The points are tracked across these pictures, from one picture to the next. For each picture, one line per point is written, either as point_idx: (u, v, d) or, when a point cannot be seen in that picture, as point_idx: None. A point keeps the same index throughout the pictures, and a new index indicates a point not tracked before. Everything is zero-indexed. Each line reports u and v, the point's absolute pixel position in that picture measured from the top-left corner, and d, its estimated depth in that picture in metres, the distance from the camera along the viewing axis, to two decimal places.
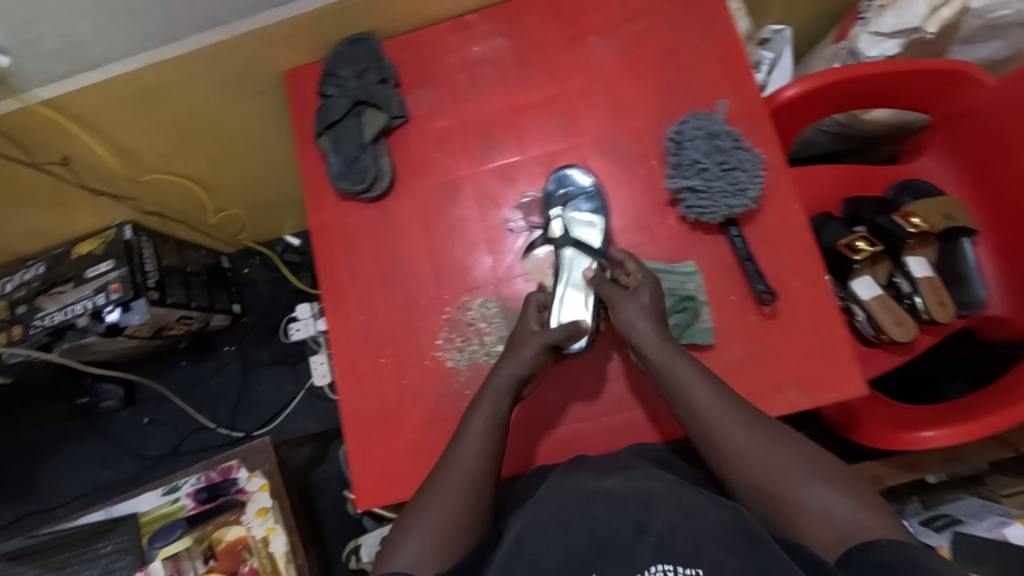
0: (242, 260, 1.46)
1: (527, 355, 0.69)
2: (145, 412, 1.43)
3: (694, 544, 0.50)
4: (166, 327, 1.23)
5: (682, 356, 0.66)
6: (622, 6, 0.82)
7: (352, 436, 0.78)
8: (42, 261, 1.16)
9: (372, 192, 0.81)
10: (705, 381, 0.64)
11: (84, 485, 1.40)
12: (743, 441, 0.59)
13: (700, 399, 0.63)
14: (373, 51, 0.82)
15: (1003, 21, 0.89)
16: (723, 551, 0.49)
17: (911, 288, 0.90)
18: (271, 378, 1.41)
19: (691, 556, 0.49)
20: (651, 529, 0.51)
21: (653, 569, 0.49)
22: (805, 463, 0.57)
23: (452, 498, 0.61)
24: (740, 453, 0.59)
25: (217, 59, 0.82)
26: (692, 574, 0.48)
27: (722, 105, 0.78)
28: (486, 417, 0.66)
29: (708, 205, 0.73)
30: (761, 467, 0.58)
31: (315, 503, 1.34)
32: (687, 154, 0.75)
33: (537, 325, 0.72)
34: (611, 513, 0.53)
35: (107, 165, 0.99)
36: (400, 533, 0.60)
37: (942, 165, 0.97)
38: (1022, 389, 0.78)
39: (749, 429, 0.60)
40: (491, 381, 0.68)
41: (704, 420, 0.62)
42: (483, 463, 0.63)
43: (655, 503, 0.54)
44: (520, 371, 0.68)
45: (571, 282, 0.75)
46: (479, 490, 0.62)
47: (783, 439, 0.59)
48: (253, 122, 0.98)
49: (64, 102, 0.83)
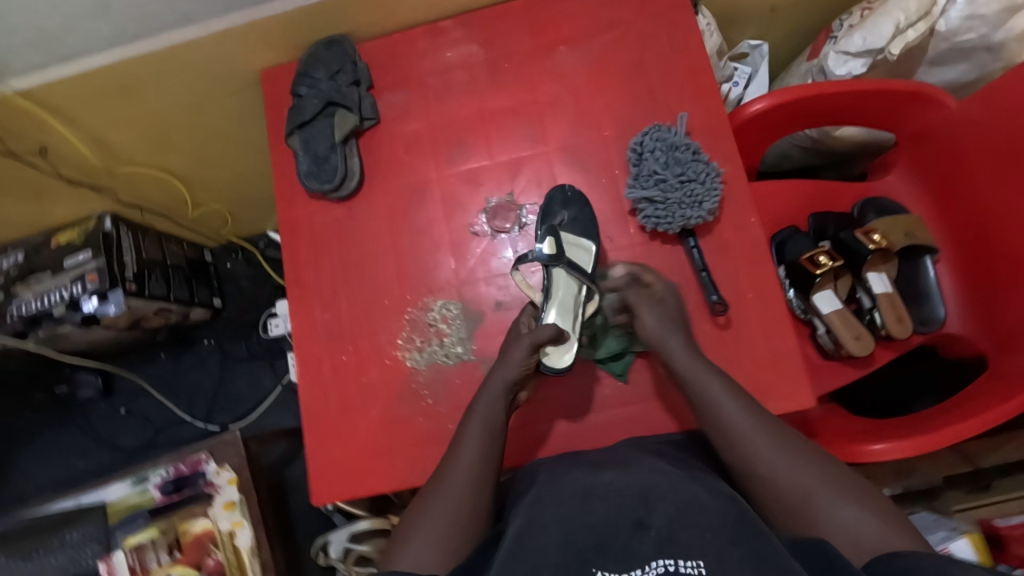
0: (224, 255, 1.46)
1: (517, 358, 0.70)
2: (122, 403, 1.43)
3: (690, 536, 0.52)
4: (143, 319, 1.23)
5: (709, 369, 0.68)
6: (594, 18, 0.84)
7: (313, 432, 0.79)
8: (21, 250, 1.17)
9: (341, 192, 0.82)
10: (734, 395, 0.66)
11: (58, 474, 1.41)
12: (770, 453, 0.61)
13: (731, 413, 0.65)
14: (348, 54, 0.83)
15: (969, 45, 0.90)
16: (722, 543, 0.51)
17: (871, 304, 0.92)
18: (249, 373, 1.42)
19: (688, 548, 0.51)
20: (650, 525, 0.54)
21: (654, 564, 0.51)
22: (830, 478, 0.59)
23: (456, 500, 0.63)
24: (768, 467, 0.61)
25: (194, 56, 0.83)
26: (693, 567, 0.50)
27: (682, 118, 0.79)
28: (481, 420, 0.68)
29: (659, 215, 0.76)
30: (784, 479, 0.59)
31: (288, 499, 1.34)
32: (646, 165, 0.77)
33: (526, 329, 0.74)
34: (610, 509, 0.56)
35: (84, 157, 1.00)
36: (411, 531, 0.62)
37: (907, 183, 0.98)
38: (970, 408, 0.79)
39: (775, 443, 0.62)
40: (485, 388, 0.71)
41: (731, 433, 0.64)
42: (478, 459, 0.65)
43: (654, 498, 0.56)
44: (509, 377, 0.70)
45: (557, 304, 0.76)
46: (480, 488, 0.64)
47: (807, 453, 0.61)
48: (232, 118, 0.99)
49: (42, 93, 0.84)
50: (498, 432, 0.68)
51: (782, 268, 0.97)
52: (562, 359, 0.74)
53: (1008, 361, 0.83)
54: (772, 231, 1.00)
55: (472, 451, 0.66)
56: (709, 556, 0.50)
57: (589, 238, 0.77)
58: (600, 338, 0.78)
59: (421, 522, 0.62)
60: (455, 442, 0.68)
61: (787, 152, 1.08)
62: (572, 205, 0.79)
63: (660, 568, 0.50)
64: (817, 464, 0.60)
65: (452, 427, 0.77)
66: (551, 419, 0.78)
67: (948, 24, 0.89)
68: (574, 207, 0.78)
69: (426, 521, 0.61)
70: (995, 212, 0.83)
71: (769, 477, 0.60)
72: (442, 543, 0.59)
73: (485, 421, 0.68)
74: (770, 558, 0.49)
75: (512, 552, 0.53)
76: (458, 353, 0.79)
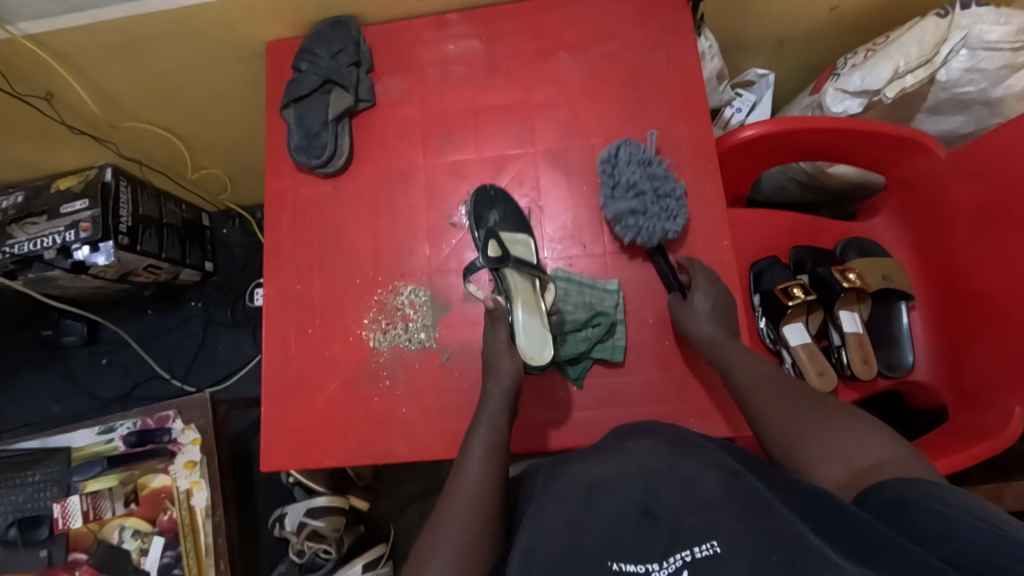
0: (221, 220, 1.48)
1: (506, 366, 0.71)
2: (104, 354, 1.45)
3: (699, 519, 0.48)
4: (132, 273, 1.25)
5: (731, 339, 0.71)
6: (596, 27, 0.85)
7: (271, 399, 0.81)
8: (22, 192, 1.19)
9: (327, 168, 0.84)
10: (745, 359, 0.69)
11: (33, 415, 1.42)
12: (782, 412, 0.63)
13: (748, 379, 0.67)
14: (352, 35, 0.85)
15: (967, 97, 0.91)
16: (729, 516, 0.48)
17: (840, 342, 0.93)
18: (230, 338, 1.44)
19: (699, 533, 0.47)
20: (659, 512, 0.50)
21: (671, 557, 0.47)
22: (831, 419, 0.60)
23: (466, 512, 0.58)
24: (779, 419, 0.63)
25: (203, 19, 0.85)
26: (709, 549, 0.46)
27: (652, 136, 0.81)
28: (487, 434, 0.66)
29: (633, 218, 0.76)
30: (795, 429, 0.61)
31: (251, 468, 1.35)
32: (623, 178, 0.77)
33: (504, 335, 0.74)
34: (614, 503, 0.52)
35: (89, 107, 1.02)
36: (431, 535, 0.57)
37: (891, 227, 0.99)
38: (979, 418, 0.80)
39: (785, 402, 0.64)
40: (485, 406, 0.69)
41: (748, 396, 0.66)
42: (488, 463, 0.63)
43: (655, 484, 0.52)
44: (507, 388, 0.70)
45: (521, 304, 0.77)
46: (492, 481, 0.62)
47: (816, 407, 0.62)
48: (237, 85, 1.01)
49: (51, 39, 0.85)
50: (506, 436, 0.67)
51: (757, 296, 0.97)
52: (544, 354, 0.75)
53: (969, 417, 0.82)
54: (752, 259, 1.01)
55: (479, 444, 0.65)
56: (722, 536, 0.47)
57: (523, 232, 0.80)
58: (564, 338, 0.78)
59: (436, 523, 0.58)
60: (462, 457, 0.65)
61: (782, 183, 1.09)
62: (497, 204, 0.81)
63: (680, 561, 0.46)
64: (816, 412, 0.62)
65: (405, 410, 0.78)
66: None
67: (949, 74, 0.88)
68: (501, 205, 0.81)
69: (440, 523, 0.58)
70: (972, 265, 0.83)
71: (781, 428, 0.62)
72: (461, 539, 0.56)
73: (488, 432, 0.66)
74: (790, 534, 0.45)
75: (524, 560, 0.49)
76: (421, 339, 0.80)
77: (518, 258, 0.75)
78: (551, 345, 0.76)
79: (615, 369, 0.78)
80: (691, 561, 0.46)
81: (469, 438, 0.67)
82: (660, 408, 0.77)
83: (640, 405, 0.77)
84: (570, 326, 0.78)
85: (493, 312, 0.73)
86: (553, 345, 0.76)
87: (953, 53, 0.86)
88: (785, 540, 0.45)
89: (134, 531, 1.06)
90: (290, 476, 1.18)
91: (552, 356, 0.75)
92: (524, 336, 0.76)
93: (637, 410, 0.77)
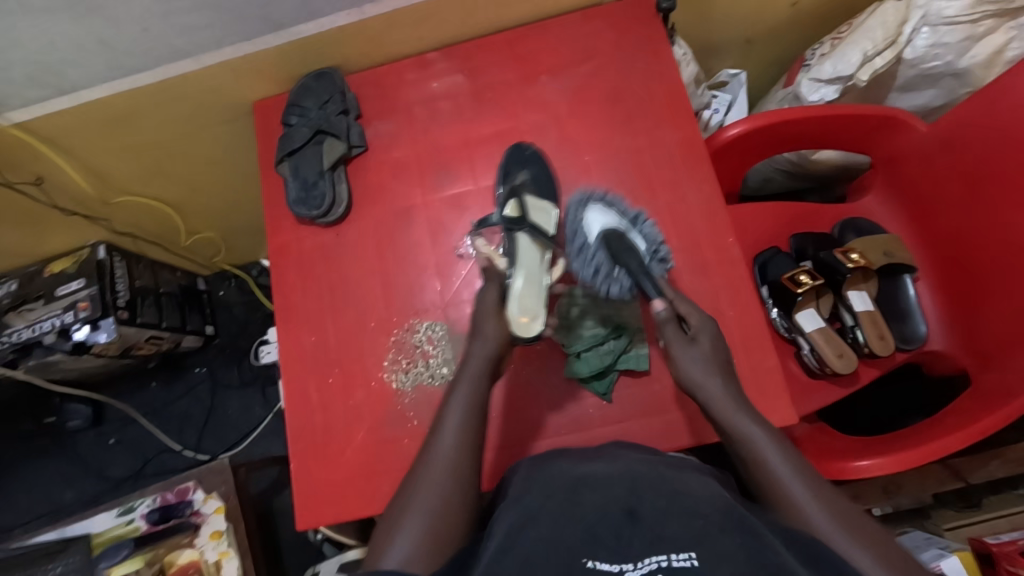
0: (217, 283, 1.48)
1: (493, 332, 0.69)
2: (112, 433, 1.42)
3: (684, 529, 0.47)
4: (135, 347, 1.23)
5: (752, 418, 0.61)
6: (574, 48, 0.87)
7: (298, 456, 0.79)
8: (14, 279, 1.18)
9: (328, 217, 0.85)
10: (774, 443, 0.59)
11: (44, 506, 1.38)
12: (825, 525, 0.52)
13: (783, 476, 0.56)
14: (337, 85, 0.86)
15: (935, 71, 0.94)
16: (712, 527, 0.47)
17: (853, 322, 0.94)
18: (238, 401, 1.41)
19: (680, 540, 0.46)
20: (642, 514, 0.49)
21: (646, 561, 0.45)
22: (882, 552, 0.50)
23: (436, 487, 0.58)
24: (820, 534, 0.52)
25: (188, 86, 0.86)
26: (686, 559, 0.44)
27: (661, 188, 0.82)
28: (461, 410, 0.63)
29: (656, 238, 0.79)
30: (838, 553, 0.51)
31: (276, 530, 1.31)
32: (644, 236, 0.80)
33: (496, 296, 0.72)
34: (597, 502, 0.50)
35: (80, 187, 1.02)
36: (401, 516, 0.56)
37: (883, 204, 1.01)
38: (964, 414, 0.79)
39: (826, 507, 0.54)
40: (466, 370, 0.67)
41: (782, 493, 0.56)
42: (463, 443, 0.61)
43: (643, 490, 0.52)
44: (490, 353, 0.68)
45: (523, 269, 0.75)
46: (464, 458, 0.60)
47: (865, 527, 0.52)
48: (222, 147, 1.02)
49: (38, 125, 0.86)
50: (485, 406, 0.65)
51: (764, 287, 0.99)
52: (530, 326, 0.72)
53: (990, 376, 0.81)
54: (754, 253, 1.03)
55: (454, 417, 0.63)
56: (702, 547, 0.45)
57: (547, 200, 0.80)
58: (583, 356, 0.78)
59: (408, 503, 0.57)
60: (436, 431, 0.63)
61: (768, 175, 1.12)
62: (529, 163, 0.83)
63: (655, 565, 0.44)
64: (864, 539, 0.51)
65: None
66: (534, 437, 0.78)
67: (915, 52, 0.92)
68: (532, 166, 0.82)
69: (412, 501, 0.57)
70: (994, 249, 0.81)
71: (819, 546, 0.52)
72: (431, 525, 0.55)
73: (464, 404, 0.64)
74: (772, 558, 0.43)
75: (500, 546, 0.48)
76: (443, 374, 0.79)
77: (534, 224, 0.77)
78: (541, 319, 0.73)
79: (642, 378, 0.78)
80: (667, 568, 0.44)
81: (448, 407, 0.65)
82: (692, 411, 0.76)
83: (672, 411, 0.77)
84: (590, 342, 0.78)
85: (487, 271, 0.74)
86: (543, 320, 0.72)
87: (915, 31, 0.90)
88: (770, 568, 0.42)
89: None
90: (317, 533, 1.15)
91: (538, 332, 0.72)
92: (517, 301, 0.72)
93: (668, 417, 0.76)
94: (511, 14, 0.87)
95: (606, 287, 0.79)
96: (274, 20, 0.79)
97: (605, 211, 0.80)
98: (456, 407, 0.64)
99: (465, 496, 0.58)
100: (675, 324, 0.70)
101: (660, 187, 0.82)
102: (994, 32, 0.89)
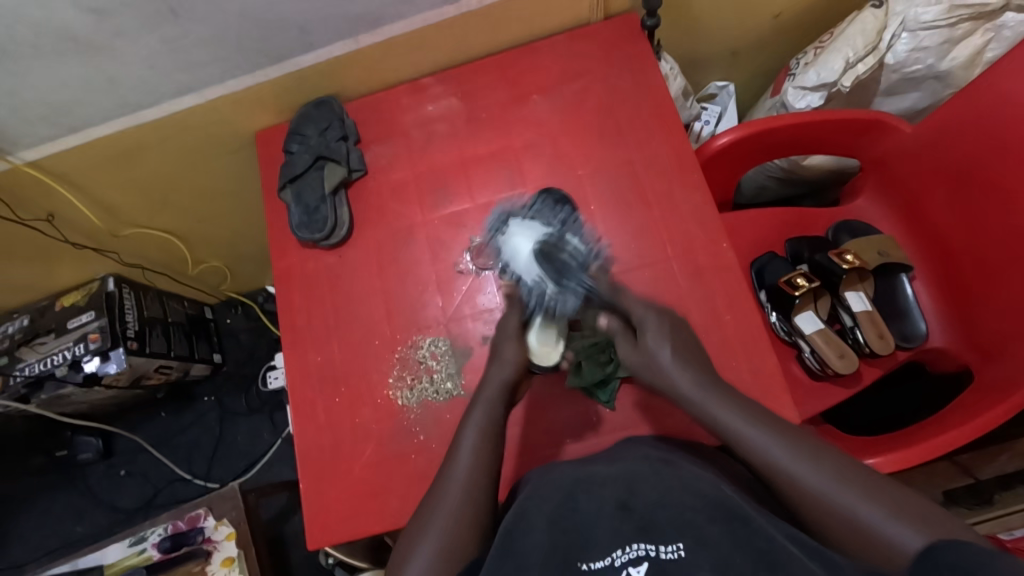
0: (224, 311, 1.50)
1: (512, 357, 0.72)
2: (122, 464, 1.43)
3: (671, 518, 0.48)
4: (144, 376, 1.25)
5: (713, 391, 0.63)
6: (563, 68, 0.90)
7: (307, 476, 0.80)
8: (27, 314, 1.20)
9: (330, 239, 0.87)
10: (739, 410, 0.60)
11: (55, 541, 1.39)
12: (805, 471, 0.53)
13: (764, 444, 0.56)
14: (336, 112, 0.90)
15: (917, 75, 0.96)
16: (702, 517, 0.47)
17: (852, 322, 0.95)
18: (248, 427, 1.42)
19: (668, 531, 0.47)
20: (634, 508, 0.50)
21: (634, 547, 0.46)
22: (874, 492, 0.50)
23: (454, 499, 0.59)
24: (814, 492, 0.52)
25: (193, 120, 0.89)
26: (674, 550, 0.45)
27: (654, 198, 0.84)
28: (476, 426, 0.65)
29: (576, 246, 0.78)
30: (832, 503, 0.51)
31: (287, 556, 1.30)
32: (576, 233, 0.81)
33: (518, 323, 0.76)
34: (593, 503, 0.52)
35: (89, 221, 1.06)
36: (418, 535, 0.57)
37: (876, 206, 1.02)
38: (966, 408, 0.80)
39: (801, 454, 0.54)
40: (482, 394, 0.69)
41: (752, 445, 0.57)
42: (478, 468, 0.61)
43: (637, 486, 0.53)
44: (507, 378, 0.70)
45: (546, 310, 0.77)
46: (488, 480, 0.61)
47: (845, 466, 0.52)
48: (227, 178, 1.05)
49: (49, 163, 0.90)
50: (501, 425, 0.66)
51: (762, 292, 1.00)
52: (550, 355, 0.77)
53: (992, 370, 0.81)
54: (750, 258, 1.04)
55: (471, 431, 0.65)
56: (690, 538, 0.46)
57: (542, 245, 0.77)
58: (583, 365, 0.78)
59: (423, 524, 0.58)
60: (453, 453, 0.64)
61: (762, 183, 1.15)
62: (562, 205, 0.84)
63: (641, 553, 0.46)
64: (845, 473, 0.52)
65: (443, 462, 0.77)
66: (540, 448, 0.79)
67: (896, 57, 0.94)
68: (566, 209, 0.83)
69: (429, 514, 0.59)
70: (985, 236, 0.82)
71: (814, 501, 0.52)
72: (445, 542, 0.55)
73: (478, 425, 0.65)
74: (758, 545, 0.44)
75: (501, 548, 0.49)
76: (448, 388, 0.81)
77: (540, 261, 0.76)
78: (558, 349, 0.77)
79: (644, 385, 0.79)
80: (655, 558, 0.45)
81: (463, 429, 0.66)
82: (696, 415, 0.77)
83: (674, 416, 0.77)
84: (589, 351, 0.78)
85: (510, 297, 0.78)
86: (560, 350, 0.77)
87: (895, 37, 0.92)
88: (758, 553, 0.43)
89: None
90: (329, 557, 1.13)
91: (556, 361, 0.77)
92: (538, 332, 0.77)
93: (673, 422, 0.77)
94: (501, 38, 0.90)
95: (558, 304, 0.75)
96: (275, 52, 0.82)
97: (529, 225, 0.80)
98: (474, 424, 0.65)
99: (475, 513, 0.58)
100: (627, 335, 0.71)
101: (653, 196, 0.84)
102: (972, 34, 0.91)
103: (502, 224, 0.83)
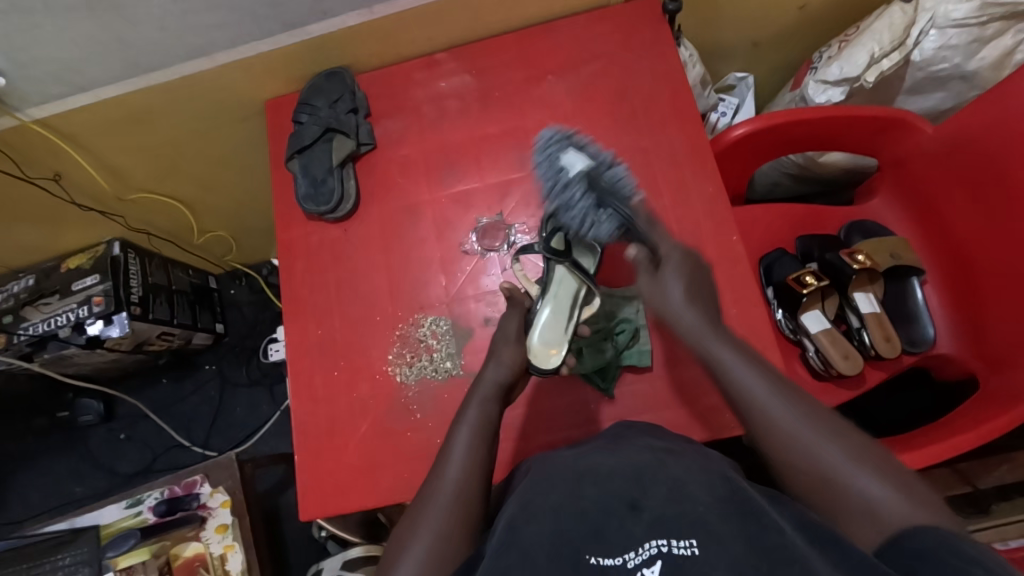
0: (228, 282, 1.50)
1: (507, 360, 0.72)
2: (122, 428, 1.44)
3: (683, 514, 0.47)
4: (147, 342, 1.25)
5: (727, 343, 0.62)
6: (581, 49, 0.89)
7: (302, 448, 0.80)
8: (32, 274, 1.21)
9: (336, 213, 0.86)
10: (747, 362, 0.60)
11: (55, 499, 1.41)
12: (803, 431, 0.53)
13: (754, 391, 0.57)
14: (347, 84, 0.89)
15: (943, 74, 0.94)
16: (714, 512, 0.46)
17: (859, 324, 0.94)
18: (247, 399, 1.43)
19: (680, 527, 0.45)
20: (645, 506, 0.48)
21: (647, 546, 0.45)
22: (858, 453, 0.50)
23: (450, 493, 0.58)
24: (794, 439, 0.53)
25: (202, 86, 0.88)
26: (687, 546, 0.44)
27: (666, 185, 0.83)
28: (469, 425, 0.65)
29: (629, 174, 0.79)
30: (809, 449, 0.52)
31: (281, 528, 1.32)
32: (618, 167, 0.78)
33: (517, 327, 0.76)
34: (600, 492, 0.50)
35: (95, 182, 1.05)
36: (407, 533, 0.56)
37: (890, 207, 1.01)
38: (976, 413, 0.78)
39: (802, 416, 0.54)
40: (477, 392, 0.70)
41: (750, 396, 0.57)
42: (474, 461, 0.61)
43: (645, 477, 0.51)
44: (501, 378, 0.71)
45: (551, 301, 0.76)
46: (481, 474, 0.60)
47: (845, 435, 0.52)
48: (235, 146, 1.04)
49: (59, 122, 0.89)
50: (495, 422, 0.67)
51: (770, 288, 1.00)
52: (552, 359, 0.74)
53: (997, 380, 0.81)
54: (759, 255, 1.03)
55: (465, 429, 0.65)
56: (703, 534, 0.44)
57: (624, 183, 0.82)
58: (584, 353, 0.78)
59: (414, 522, 0.57)
60: (444, 454, 0.63)
61: (776, 179, 1.13)
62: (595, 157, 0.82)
63: (654, 551, 0.45)
64: (845, 442, 0.51)
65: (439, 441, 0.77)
66: (535, 433, 0.78)
67: (922, 54, 0.92)
68: None
69: (428, 503, 0.58)
70: None
71: (794, 449, 0.52)
72: (439, 538, 0.54)
73: (472, 424, 0.65)
74: (776, 547, 0.43)
75: (504, 541, 0.48)
76: (447, 367, 0.80)
77: (590, 175, 0.75)
78: (562, 352, 0.74)
79: (644, 375, 0.79)
80: (667, 555, 0.44)
81: (457, 427, 0.66)
82: (695, 407, 0.76)
83: (677, 407, 0.77)
84: (591, 341, 0.79)
85: (511, 297, 0.77)
86: (563, 353, 0.74)
87: (923, 34, 0.90)
88: (772, 554, 0.42)
89: (139, 563, 1.03)
90: (321, 530, 1.14)
91: (557, 365, 0.74)
92: (540, 332, 0.75)
93: (672, 413, 0.76)
94: (518, 15, 0.88)
95: (592, 227, 0.75)
96: (287, 19, 0.81)
97: (579, 151, 0.78)
98: (467, 423, 0.65)
99: (471, 503, 0.58)
100: (650, 266, 0.73)
101: (665, 185, 0.83)
102: (1002, 34, 0.88)
103: (552, 147, 0.79)
